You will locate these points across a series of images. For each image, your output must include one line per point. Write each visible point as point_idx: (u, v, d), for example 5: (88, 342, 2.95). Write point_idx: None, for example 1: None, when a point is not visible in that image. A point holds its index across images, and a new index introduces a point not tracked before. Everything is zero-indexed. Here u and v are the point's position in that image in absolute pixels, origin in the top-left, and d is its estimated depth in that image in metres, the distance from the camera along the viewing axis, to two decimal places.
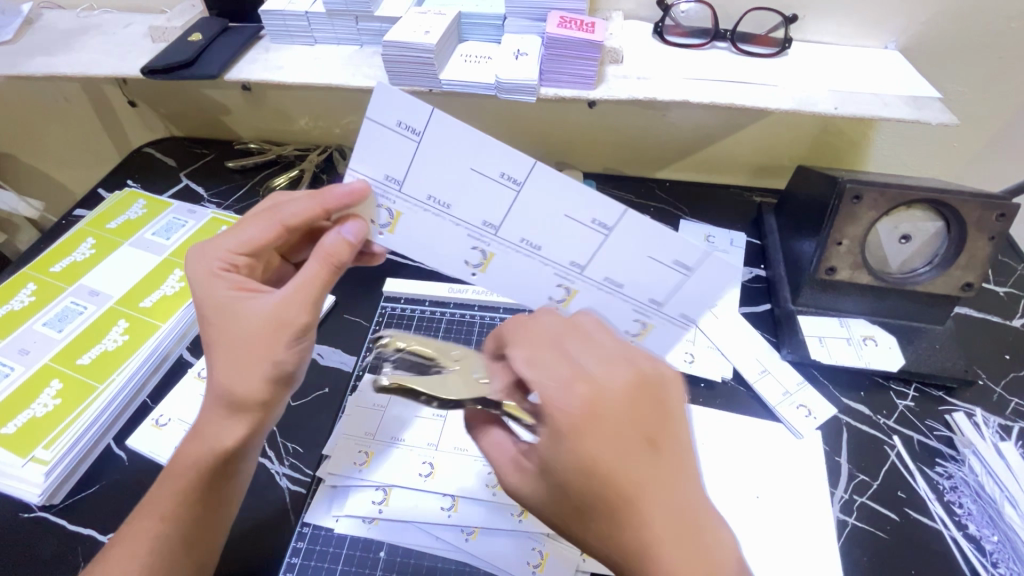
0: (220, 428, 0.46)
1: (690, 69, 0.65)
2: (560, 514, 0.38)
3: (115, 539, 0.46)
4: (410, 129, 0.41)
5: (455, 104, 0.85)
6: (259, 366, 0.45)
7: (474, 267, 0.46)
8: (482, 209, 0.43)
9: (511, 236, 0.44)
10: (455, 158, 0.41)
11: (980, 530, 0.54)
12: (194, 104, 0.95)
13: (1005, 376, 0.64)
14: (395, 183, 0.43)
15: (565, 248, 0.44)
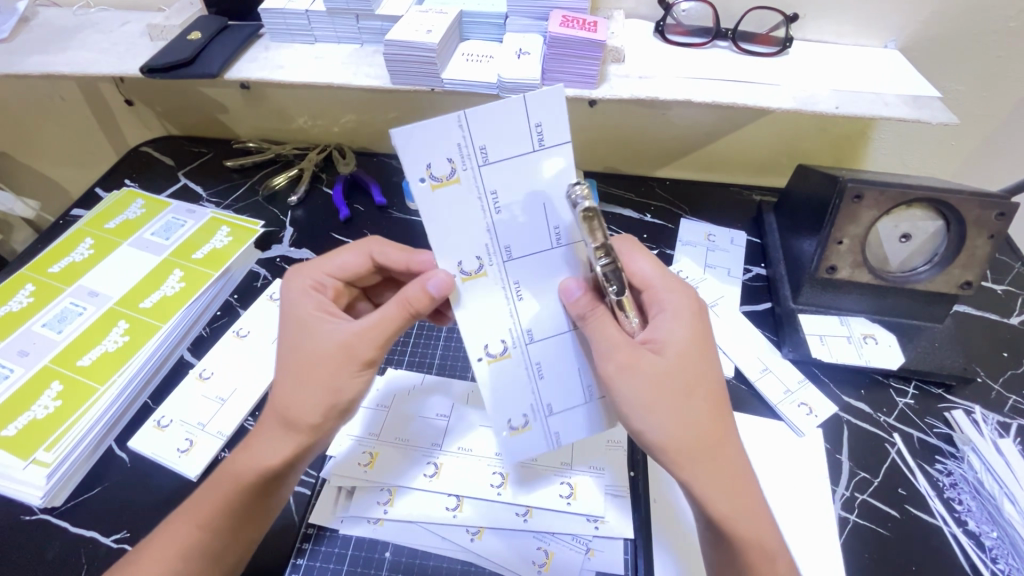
0: (276, 444, 0.48)
1: (692, 68, 0.65)
2: (658, 389, 0.45)
3: (150, 539, 0.47)
4: (540, 138, 0.42)
5: (456, 102, 0.85)
6: (320, 388, 0.47)
7: (462, 271, 0.45)
8: (518, 236, 0.44)
9: (511, 272, 0.46)
10: (550, 182, 0.43)
11: (980, 526, 0.54)
12: (192, 102, 0.94)
13: (1003, 374, 0.65)
14: (483, 157, 0.42)
15: (536, 316, 0.47)
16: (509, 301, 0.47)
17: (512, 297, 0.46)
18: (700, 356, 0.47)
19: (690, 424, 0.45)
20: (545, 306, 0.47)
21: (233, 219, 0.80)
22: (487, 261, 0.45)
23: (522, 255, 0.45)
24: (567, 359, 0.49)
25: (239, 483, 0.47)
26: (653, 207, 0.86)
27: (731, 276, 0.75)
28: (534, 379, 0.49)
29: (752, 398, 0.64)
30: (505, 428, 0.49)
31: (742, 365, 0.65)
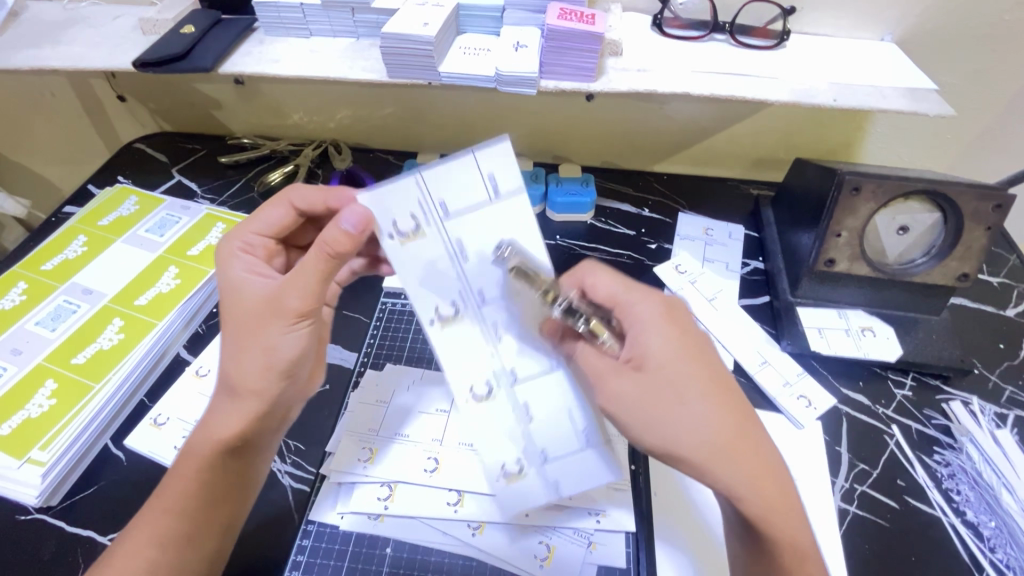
0: (224, 413, 0.48)
1: (690, 61, 0.65)
2: (659, 402, 0.44)
3: (126, 533, 0.46)
4: (494, 186, 0.45)
5: (453, 97, 0.85)
6: (259, 348, 0.47)
7: (438, 317, 0.46)
8: (486, 277, 0.46)
9: (489, 313, 0.47)
10: (511, 224, 0.46)
11: (978, 516, 0.55)
12: (185, 98, 0.93)
13: (1000, 365, 0.65)
14: (443, 209, 0.45)
15: (519, 353, 0.48)
16: (489, 343, 0.48)
17: (492, 339, 0.48)
18: (688, 359, 0.46)
19: (696, 429, 0.43)
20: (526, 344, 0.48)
21: (228, 215, 0.79)
22: (463, 305, 0.47)
23: (495, 297, 0.47)
24: (555, 395, 0.49)
25: (194, 470, 0.46)
26: (651, 202, 0.86)
27: (729, 270, 0.75)
28: (521, 420, 0.49)
29: (751, 391, 0.64)
30: (499, 475, 0.50)
31: (741, 358, 0.65)
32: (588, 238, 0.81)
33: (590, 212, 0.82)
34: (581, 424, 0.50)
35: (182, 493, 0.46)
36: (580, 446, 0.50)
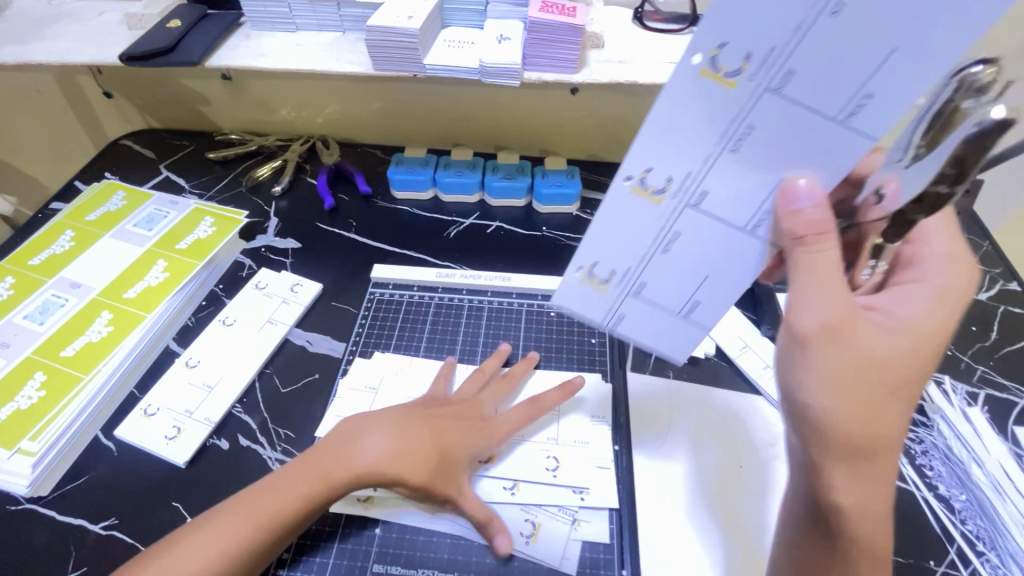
0: (373, 452, 0.51)
1: (671, 53, 0.67)
2: (857, 386, 0.37)
3: (222, 509, 0.49)
4: (749, 220, 0.40)
5: (440, 91, 0.86)
6: (355, 461, 0.51)
7: (633, 182, 0.41)
8: (691, 237, 0.43)
9: (675, 223, 0.43)
10: (715, 250, 0.43)
11: (949, 490, 0.56)
12: (172, 94, 0.94)
13: (972, 346, 0.68)
14: (757, 221, 0.40)
15: (681, 255, 0.44)
16: (658, 232, 0.44)
17: (659, 242, 0.44)
18: (912, 354, 0.38)
19: (883, 422, 0.38)
20: (690, 253, 0.44)
21: (216, 209, 0.80)
22: (671, 198, 0.41)
23: (707, 212, 0.41)
24: (678, 277, 0.46)
25: (285, 504, 0.49)
26: None
27: None
28: (638, 265, 0.46)
29: (732, 374, 0.66)
30: (579, 269, 0.48)
31: (721, 342, 0.67)
32: (574, 229, 0.82)
33: (575, 203, 0.84)
34: (700, 296, 0.47)
35: (270, 515, 0.48)
36: (676, 312, 0.48)
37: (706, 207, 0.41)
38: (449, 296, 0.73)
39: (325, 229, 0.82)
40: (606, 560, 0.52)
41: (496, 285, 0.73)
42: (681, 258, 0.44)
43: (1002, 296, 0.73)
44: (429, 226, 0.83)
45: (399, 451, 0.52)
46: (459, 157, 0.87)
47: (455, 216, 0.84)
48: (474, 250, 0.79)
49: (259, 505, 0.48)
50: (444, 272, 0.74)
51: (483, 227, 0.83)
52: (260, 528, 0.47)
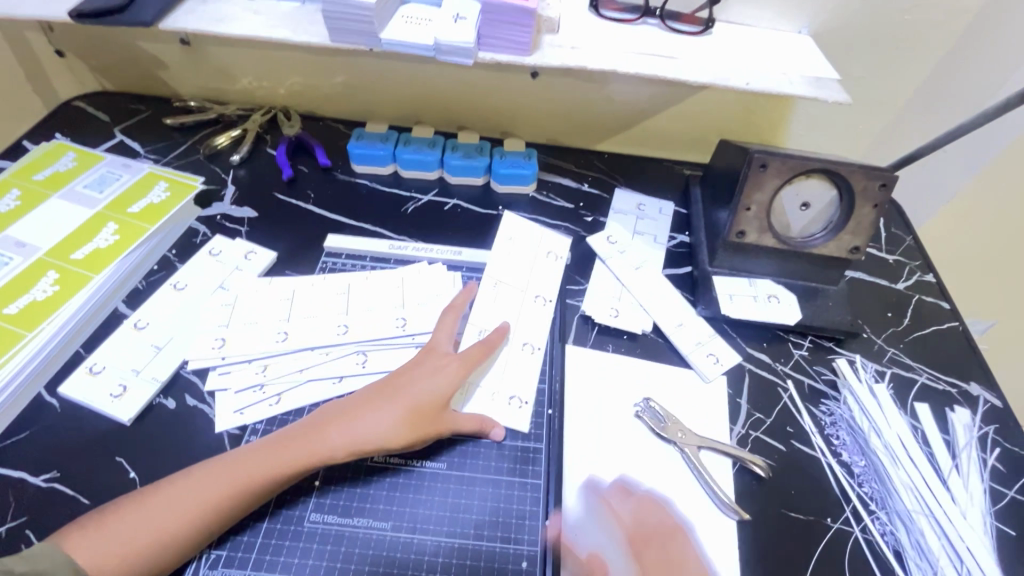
0: (385, 429, 0.54)
1: (621, 41, 0.70)
2: None
3: (112, 512, 0.48)
4: (533, 345, 0.67)
5: (401, 67, 0.87)
6: (404, 401, 0.56)
7: (527, 347, 0.67)
8: (530, 338, 0.67)
9: (533, 342, 0.67)
10: (532, 339, 0.67)
11: (851, 457, 0.62)
12: (128, 56, 0.92)
13: (886, 330, 0.73)
14: (531, 346, 0.67)
15: (540, 347, 0.67)
16: (531, 353, 0.66)
17: (534, 349, 0.67)
18: None
19: None
20: (533, 344, 0.67)
21: (171, 175, 0.80)
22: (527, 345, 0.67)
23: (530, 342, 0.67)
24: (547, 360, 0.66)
25: (255, 476, 0.51)
26: (590, 177, 0.90)
27: (657, 241, 0.81)
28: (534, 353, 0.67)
29: (666, 348, 0.69)
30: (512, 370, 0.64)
31: (660, 320, 0.71)
32: (529, 209, 0.85)
33: (531, 184, 0.86)
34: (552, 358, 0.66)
35: (240, 487, 0.50)
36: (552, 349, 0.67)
37: (531, 343, 0.67)
38: (401, 268, 0.75)
39: (282, 200, 0.83)
40: (533, 511, 0.55)
41: (448, 259, 0.75)
42: (533, 341, 0.67)
43: (918, 286, 0.79)
44: (387, 200, 0.84)
45: (444, 392, 0.57)
46: (420, 134, 0.88)
47: (413, 192, 0.86)
48: (430, 225, 0.81)
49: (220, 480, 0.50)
50: (397, 245, 0.76)
51: (441, 203, 0.84)
52: (232, 498, 0.50)
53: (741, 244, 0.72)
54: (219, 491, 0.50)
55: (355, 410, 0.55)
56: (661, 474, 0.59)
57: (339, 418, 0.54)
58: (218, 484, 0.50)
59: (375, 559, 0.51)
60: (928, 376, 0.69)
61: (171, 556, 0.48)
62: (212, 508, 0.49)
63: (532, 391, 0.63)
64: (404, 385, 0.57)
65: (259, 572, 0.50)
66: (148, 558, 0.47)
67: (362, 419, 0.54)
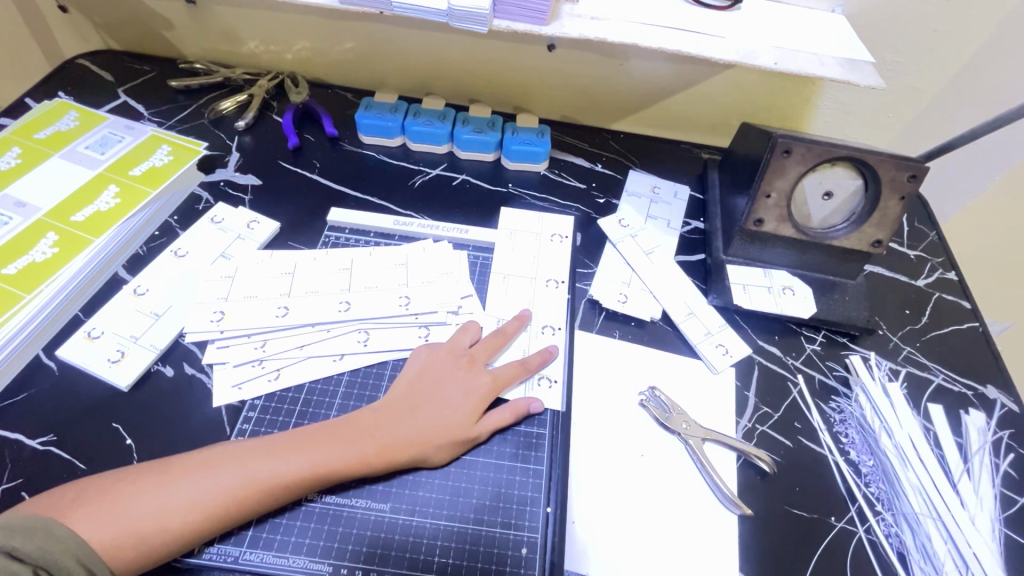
0: (420, 435, 0.53)
1: (644, 14, 0.66)
2: None
3: (110, 488, 0.46)
4: (551, 327, 0.66)
5: (413, 35, 0.84)
6: (431, 413, 0.54)
7: (547, 328, 0.66)
8: (549, 319, 0.66)
9: (552, 322, 0.66)
10: (546, 318, 0.67)
11: (859, 456, 0.61)
12: (133, 14, 0.89)
13: (903, 328, 0.71)
14: (550, 329, 0.66)
15: (558, 326, 0.66)
16: (549, 334, 0.65)
17: (553, 330, 0.66)
18: None
19: None
20: (551, 324, 0.66)
21: (174, 138, 0.78)
22: (548, 328, 0.66)
23: (549, 322, 0.66)
24: (566, 339, 0.65)
25: (276, 474, 0.48)
26: (605, 158, 0.87)
27: (670, 227, 0.78)
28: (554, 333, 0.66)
29: (674, 337, 0.68)
30: (527, 351, 0.64)
31: (669, 308, 0.69)
32: (540, 188, 0.82)
33: (543, 162, 0.84)
34: (569, 341, 0.65)
35: (260, 483, 0.48)
36: (569, 328, 0.66)
37: (550, 325, 0.66)
38: (405, 244, 0.73)
39: (288, 169, 0.81)
40: (533, 498, 0.54)
41: (455, 236, 0.73)
42: (550, 318, 0.67)
43: (939, 284, 0.76)
44: (394, 173, 0.82)
45: (479, 399, 0.56)
46: (430, 107, 0.85)
47: (421, 165, 0.83)
48: (437, 201, 0.79)
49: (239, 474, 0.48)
50: (402, 221, 0.74)
51: (449, 178, 0.82)
52: (250, 496, 0.47)
53: (761, 232, 0.69)
54: (237, 487, 0.47)
55: (381, 419, 0.53)
56: (662, 464, 0.58)
57: (375, 421, 0.53)
58: (236, 480, 0.47)
59: (373, 540, 0.50)
60: (943, 377, 0.67)
61: (171, 547, 0.45)
62: (228, 503, 0.47)
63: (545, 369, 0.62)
64: (439, 391, 0.56)
65: (255, 549, 0.49)
66: (151, 542, 0.45)
67: (388, 429, 0.53)
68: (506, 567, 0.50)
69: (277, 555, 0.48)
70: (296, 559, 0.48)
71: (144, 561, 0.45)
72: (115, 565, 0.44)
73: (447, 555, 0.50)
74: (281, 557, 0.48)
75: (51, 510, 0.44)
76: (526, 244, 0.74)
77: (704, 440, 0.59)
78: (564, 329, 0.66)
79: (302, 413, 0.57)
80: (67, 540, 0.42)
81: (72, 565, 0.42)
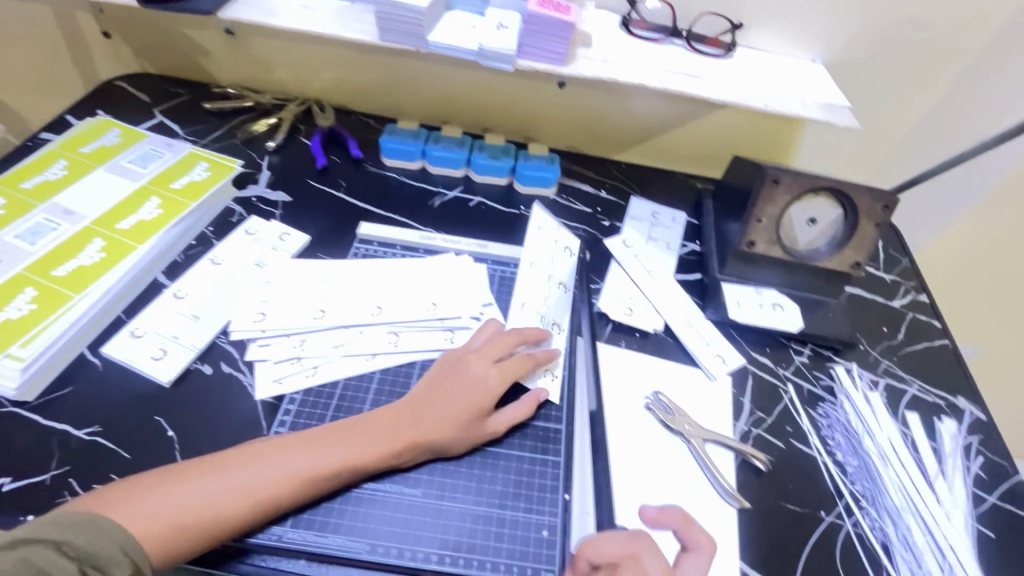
0: (446, 432, 0.56)
1: (650, 58, 0.74)
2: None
3: (154, 484, 0.49)
4: (564, 334, 0.72)
5: (435, 69, 0.92)
6: (455, 412, 0.57)
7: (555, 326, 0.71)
8: (563, 326, 0.72)
9: (565, 330, 0.72)
10: (558, 325, 0.72)
11: (845, 456, 0.66)
12: (173, 41, 0.96)
13: (881, 343, 0.78)
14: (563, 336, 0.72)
15: (571, 334, 0.72)
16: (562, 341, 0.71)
17: (566, 337, 0.71)
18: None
19: None
20: (564, 332, 0.72)
21: (212, 156, 0.83)
22: (563, 334, 0.71)
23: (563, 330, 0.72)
24: (579, 345, 0.71)
25: (312, 469, 0.52)
26: (608, 185, 0.95)
27: (670, 248, 0.85)
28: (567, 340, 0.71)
29: (674, 347, 0.74)
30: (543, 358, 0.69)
31: (671, 320, 0.75)
32: (550, 211, 0.89)
33: (553, 187, 0.91)
34: (582, 348, 0.71)
35: (296, 477, 0.51)
36: (581, 337, 0.72)
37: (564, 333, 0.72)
38: (427, 258, 0.78)
39: (315, 187, 0.86)
40: (553, 485, 0.58)
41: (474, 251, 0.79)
42: (562, 326, 0.72)
43: (912, 305, 0.84)
44: (415, 193, 0.88)
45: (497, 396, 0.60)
46: (450, 133, 0.92)
47: (439, 187, 0.90)
48: (456, 220, 0.85)
49: (275, 467, 0.52)
50: (426, 237, 0.80)
51: (466, 200, 0.88)
52: (287, 491, 0.51)
53: (753, 251, 0.76)
54: (275, 482, 0.51)
55: (403, 412, 0.57)
56: (667, 461, 0.63)
57: (402, 420, 0.56)
58: (273, 476, 0.51)
59: (406, 521, 0.54)
60: (918, 388, 0.74)
61: (209, 538, 0.49)
62: (265, 497, 0.50)
63: (562, 370, 0.67)
64: (462, 390, 0.58)
65: (298, 529, 0.52)
66: (191, 532, 0.48)
67: (412, 420, 0.56)
68: (529, 547, 0.54)
69: (318, 535, 0.52)
70: (336, 537, 0.52)
71: (187, 550, 0.48)
72: (159, 553, 0.47)
73: (475, 536, 0.54)
74: (322, 536, 0.52)
75: (97, 504, 0.48)
76: (540, 241, 0.79)
77: (705, 439, 0.64)
78: (576, 337, 0.71)
79: (337, 408, 0.61)
80: (112, 531, 0.45)
81: (118, 556, 0.45)
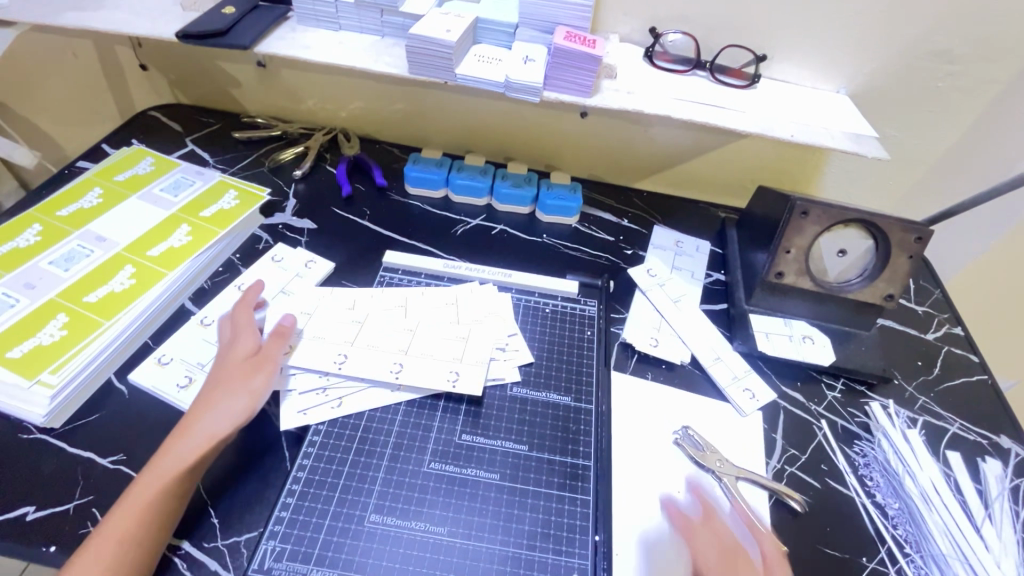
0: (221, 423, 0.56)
1: (675, 90, 0.75)
2: None
3: None
4: (591, 366, 0.70)
5: (460, 100, 0.93)
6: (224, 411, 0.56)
7: None
8: (589, 358, 0.71)
9: (591, 361, 0.71)
10: (584, 357, 0.71)
11: (885, 499, 0.63)
12: (206, 73, 0.99)
13: (916, 379, 0.75)
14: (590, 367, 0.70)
15: (597, 366, 0.70)
16: (589, 373, 0.69)
17: (592, 368, 0.70)
18: None
19: None
20: (590, 364, 0.71)
21: (240, 184, 0.85)
22: (589, 366, 0.70)
23: (589, 361, 0.71)
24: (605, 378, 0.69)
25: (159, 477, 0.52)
26: (630, 213, 0.95)
27: (694, 278, 0.84)
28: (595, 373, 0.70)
29: (702, 380, 0.72)
30: (570, 390, 0.68)
31: (698, 352, 0.73)
32: (573, 239, 0.89)
33: (575, 216, 0.91)
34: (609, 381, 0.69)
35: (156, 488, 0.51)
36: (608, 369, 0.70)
37: (590, 365, 0.70)
38: (451, 286, 0.78)
39: (340, 214, 0.87)
40: (583, 525, 0.56)
41: (499, 279, 0.78)
42: (588, 358, 0.71)
43: (947, 338, 0.81)
44: (439, 221, 0.89)
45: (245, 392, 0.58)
46: (473, 162, 0.93)
47: (462, 215, 0.90)
48: (479, 248, 0.85)
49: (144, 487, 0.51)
50: (451, 264, 0.80)
51: (488, 228, 0.89)
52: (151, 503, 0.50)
53: (784, 281, 0.74)
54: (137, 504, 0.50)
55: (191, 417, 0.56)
56: (698, 500, 0.61)
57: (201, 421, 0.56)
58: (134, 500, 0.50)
59: (432, 562, 0.52)
60: (959, 426, 0.71)
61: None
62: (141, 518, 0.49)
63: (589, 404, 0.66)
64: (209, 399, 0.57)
65: (322, 568, 0.51)
66: None
67: (197, 415, 0.56)
68: None
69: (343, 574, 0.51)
70: None
71: None
72: None
73: None
74: None
75: None
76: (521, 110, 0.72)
77: (738, 478, 0.62)
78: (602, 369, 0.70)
79: (361, 440, 0.60)
80: None
81: None
